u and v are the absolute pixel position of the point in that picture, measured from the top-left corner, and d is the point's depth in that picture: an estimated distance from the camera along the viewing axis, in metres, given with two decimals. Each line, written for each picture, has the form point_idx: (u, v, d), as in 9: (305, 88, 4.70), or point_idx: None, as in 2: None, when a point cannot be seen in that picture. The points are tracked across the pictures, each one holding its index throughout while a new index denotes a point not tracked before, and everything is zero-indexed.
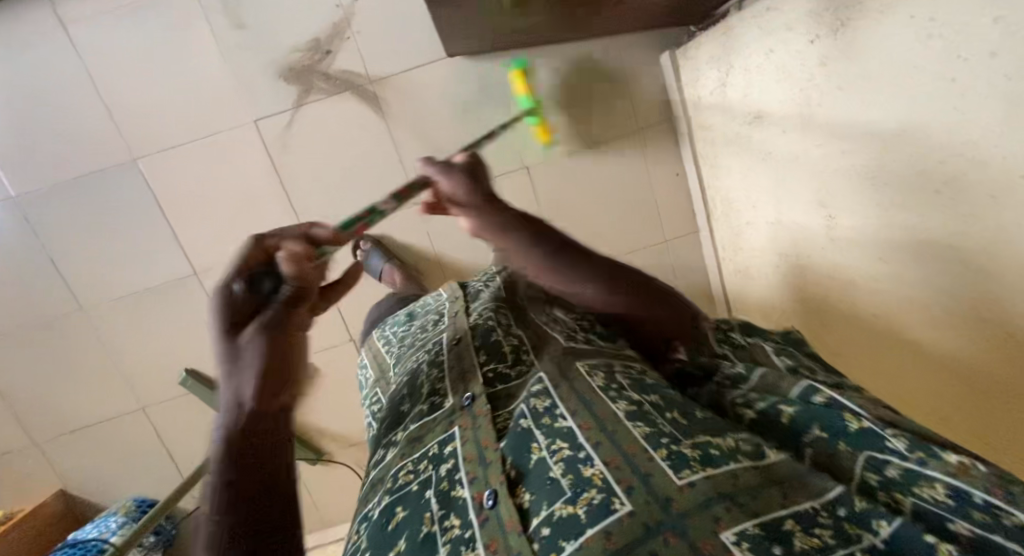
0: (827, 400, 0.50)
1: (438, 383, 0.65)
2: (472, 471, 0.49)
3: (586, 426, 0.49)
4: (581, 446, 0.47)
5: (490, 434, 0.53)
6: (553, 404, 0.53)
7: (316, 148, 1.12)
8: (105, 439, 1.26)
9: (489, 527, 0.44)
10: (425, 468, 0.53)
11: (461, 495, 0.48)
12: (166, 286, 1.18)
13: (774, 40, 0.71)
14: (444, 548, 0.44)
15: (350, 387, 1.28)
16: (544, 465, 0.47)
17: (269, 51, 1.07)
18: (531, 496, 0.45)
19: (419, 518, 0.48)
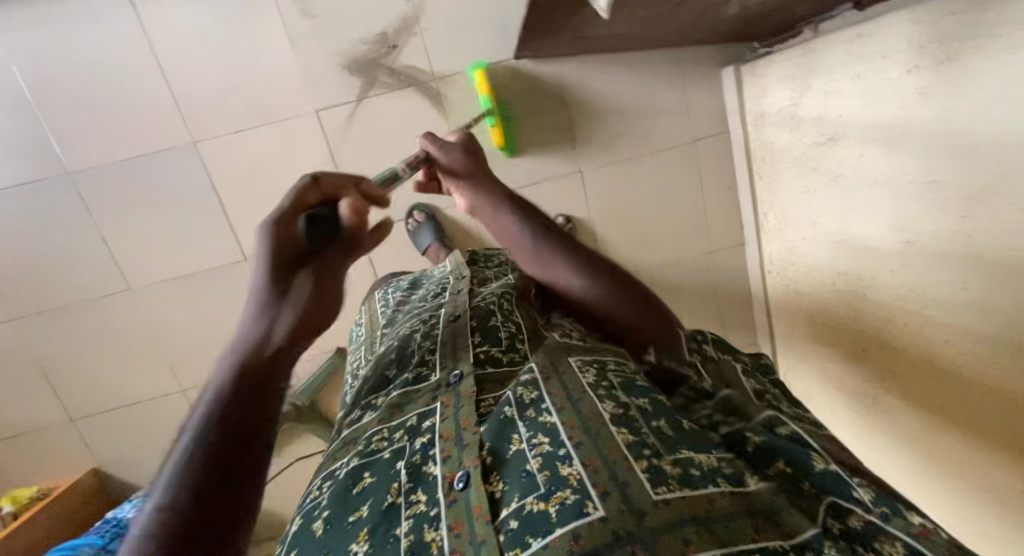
0: (791, 433, 0.52)
1: (428, 355, 0.69)
2: (448, 450, 0.52)
3: (569, 422, 0.50)
4: (563, 440, 0.48)
5: (471, 415, 0.56)
6: (540, 397, 0.54)
7: (376, 142, 1.13)
8: (142, 419, 1.26)
9: (456, 508, 0.45)
10: (401, 439, 0.56)
11: (432, 472, 0.50)
12: (215, 270, 1.18)
13: (864, 67, 0.73)
14: (405, 525, 0.45)
15: None
16: (522, 457, 0.48)
17: (336, 42, 1.07)
18: (502, 488, 0.46)
19: (386, 487, 0.50)
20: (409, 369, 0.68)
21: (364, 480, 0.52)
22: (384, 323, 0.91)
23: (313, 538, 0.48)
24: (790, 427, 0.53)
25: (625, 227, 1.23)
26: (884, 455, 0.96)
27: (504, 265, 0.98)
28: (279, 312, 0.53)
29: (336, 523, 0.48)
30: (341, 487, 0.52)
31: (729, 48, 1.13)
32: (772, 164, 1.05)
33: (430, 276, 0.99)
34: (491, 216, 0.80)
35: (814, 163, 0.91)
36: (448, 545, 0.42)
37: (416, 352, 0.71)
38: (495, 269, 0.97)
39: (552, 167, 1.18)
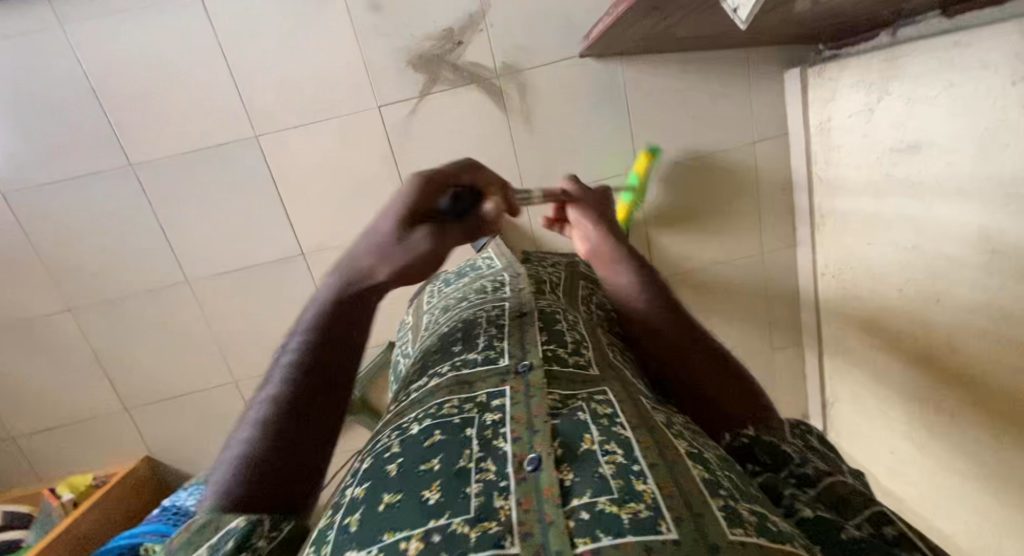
0: (898, 532, 0.46)
1: (496, 341, 0.62)
2: (518, 430, 0.46)
3: (647, 443, 0.44)
4: (636, 454, 0.43)
5: (544, 405, 0.49)
6: (615, 413, 0.49)
7: (437, 138, 1.13)
8: (195, 409, 1.28)
9: (527, 485, 0.40)
10: (470, 410, 0.50)
11: (501, 446, 0.44)
12: (271, 263, 1.19)
13: (957, 76, 0.75)
14: (475, 487, 0.40)
15: None
16: (591, 458, 0.42)
17: (402, 39, 1.06)
18: (575, 478, 0.40)
19: (456, 451, 0.44)
20: (475, 349, 0.61)
21: (435, 437, 0.46)
22: (437, 309, 0.84)
23: (385, 478, 0.43)
24: (898, 526, 0.46)
25: (679, 227, 1.22)
26: (940, 461, 0.97)
27: (562, 272, 0.90)
28: (392, 256, 0.59)
29: (410, 470, 0.43)
30: (414, 440, 0.47)
31: (793, 50, 1.13)
32: (837, 168, 1.06)
33: (486, 264, 0.92)
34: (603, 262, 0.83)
35: (889, 169, 0.93)
36: (515, 517, 0.37)
37: (481, 335, 0.64)
38: (551, 270, 0.90)
39: (611, 166, 1.17)
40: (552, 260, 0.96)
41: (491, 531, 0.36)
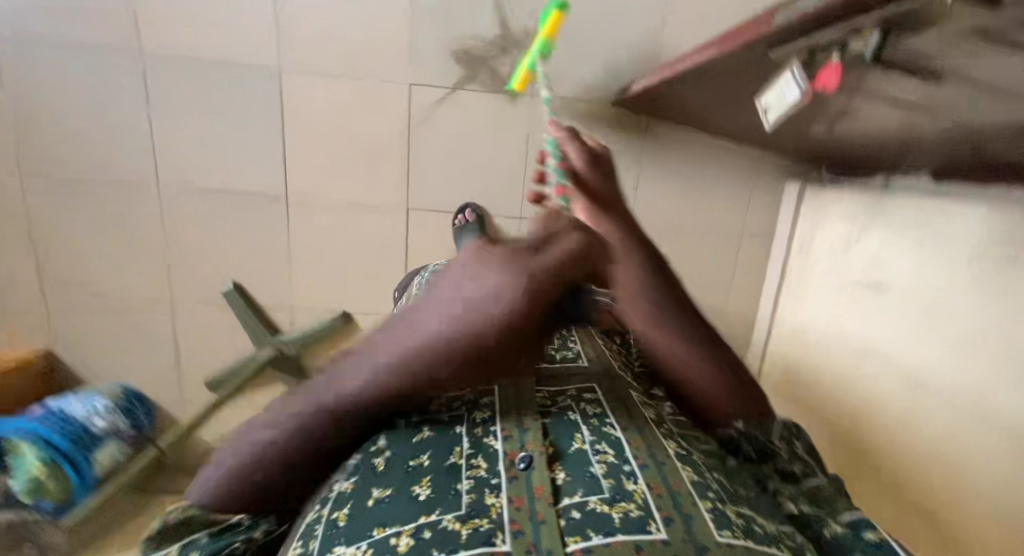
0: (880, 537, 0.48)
1: None
2: (507, 429, 0.46)
3: (633, 444, 0.45)
4: (626, 455, 0.44)
5: (534, 404, 0.50)
6: (604, 414, 0.50)
7: (455, 132, 1.14)
8: (117, 315, 1.20)
9: (518, 484, 0.39)
10: (458, 408, 0.50)
11: (492, 444, 0.44)
12: (250, 196, 1.15)
13: (927, 235, 0.83)
14: (464, 484, 0.39)
15: None
16: (583, 459, 0.43)
17: (454, 29, 1.08)
18: (567, 478, 0.40)
19: (448, 447, 0.44)
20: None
21: (423, 433, 0.46)
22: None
23: (371, 470, 0.42)
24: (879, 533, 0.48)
25: None
26: None
27: None
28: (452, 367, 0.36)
29: (397, 463, 0.42)
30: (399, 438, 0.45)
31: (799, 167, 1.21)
32: (806, 283, 1.14)
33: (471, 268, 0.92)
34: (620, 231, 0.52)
35: (849, 298, 1.00)
36: (508, 515, 0.36)
37: None
38: None
39: None
40: None
41: (481, 528, 0.35)
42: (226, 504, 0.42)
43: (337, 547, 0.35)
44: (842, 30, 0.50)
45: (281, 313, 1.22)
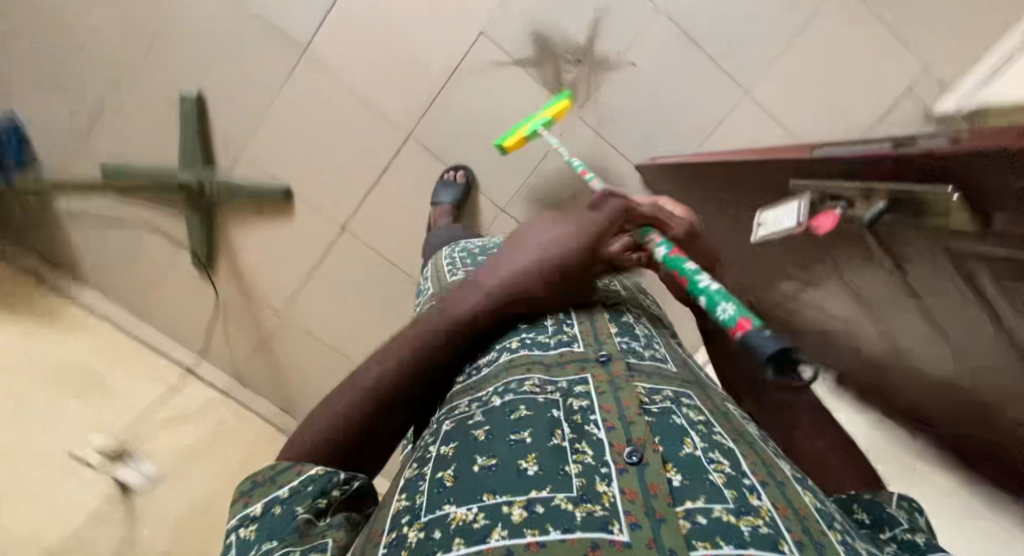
0: None
1: (563, 318, 0.58)
2: (610, 420, 0.43)
3: (749, 457, 0.40)
4: (744, 467, 0.39)
5: (633, 399, 0.45)
6: (710, 421, 0.44)
7: (492, 100, 1.12)
8: (61, 53, 1.07)
9: (629, 478, 0.37)
10: (551, 393, 0.47)
11: (596, 433, 0.42)
12: (268, 30, 1.07)
13: None
14: (573, 467, 0.38)
15: (292, 252, 1.17)
16: (697, 465, 0.38)
17: (545, 15, 1.09)
18: (684, 482, 0.37)
19: (547, 426, 0.42)
20: (546, 330, 0.55)
21: (522, 410, 0.44)
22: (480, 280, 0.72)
23: (474, 441, 0.42)
24: None
25: None
26: None
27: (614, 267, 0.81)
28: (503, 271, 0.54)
29: (500, 434, 0.42)
30: (500, 411, 0.45)
31: None
32: None
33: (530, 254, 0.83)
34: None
35: None
36: (621, 507, 0.34)
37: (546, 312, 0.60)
38: None
39: None
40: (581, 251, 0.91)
41: (597, 515, 0.34)
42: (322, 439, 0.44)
43: (447, 506, 0.36)
44: (861, 187, 0.55)
45: (225, 152, 1.12)
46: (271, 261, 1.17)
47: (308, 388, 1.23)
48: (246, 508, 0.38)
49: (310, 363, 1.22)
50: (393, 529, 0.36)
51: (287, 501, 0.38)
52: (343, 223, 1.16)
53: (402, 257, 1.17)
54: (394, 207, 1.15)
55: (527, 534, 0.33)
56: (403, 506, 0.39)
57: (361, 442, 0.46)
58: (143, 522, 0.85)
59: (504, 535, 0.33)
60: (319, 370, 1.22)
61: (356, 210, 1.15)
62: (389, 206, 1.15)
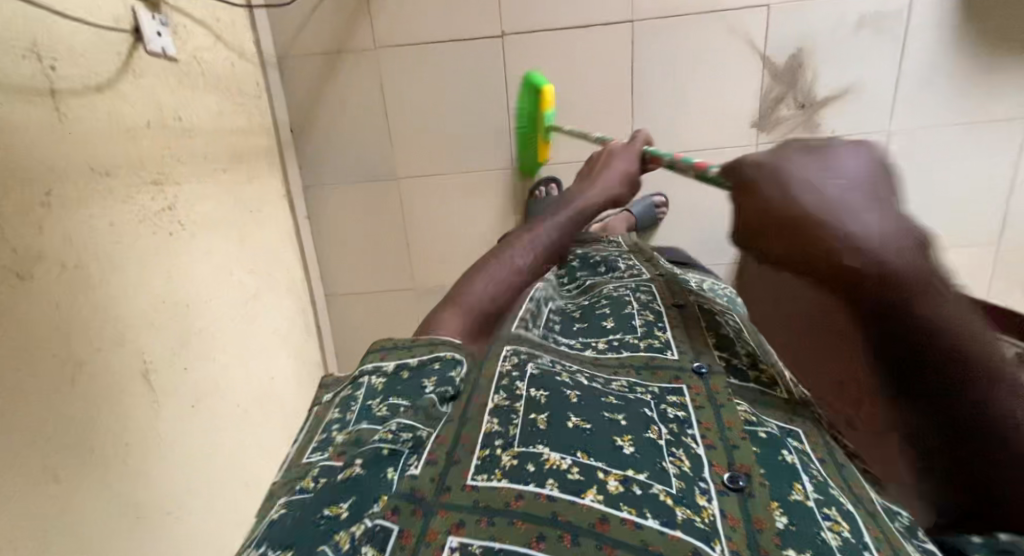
0: None
1: (658, 330, 0.59)
2: (709, 437, 0.41)
3: (875, 530, 0.36)
4: (866, 539, 0.34)
5: (737, 417, 0.43)
6: (830, 478, 0.40)
7: (717, 66, 1.03)
8: None
9: (730, 502, 0.36)
10: (644, 393, 0.47)
11: (695, 446, 0.40)
12: None
13: None
14: (672, 466, 0.37)
15: (439, 11, 1.00)
16: (809, 516, 0.35)
17: (824, 48, 1.02)
18: (792, 527, 0.34)
19: (645, 422, 0.41)
20: (635, 333, 0.59)
21: (612, 397, 0.44)
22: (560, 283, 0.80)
23: (567, 401, 0.42)
24: None
25: None
26: None
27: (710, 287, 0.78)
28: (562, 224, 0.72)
29: (591, 405, 0.42)
30: (590, 390, 0.45)
31: None
32: None
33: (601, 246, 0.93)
34: (921, 286, 0.33)
35: None
36: (723, 530, 0.33)
37: (641, 320, 0.62)
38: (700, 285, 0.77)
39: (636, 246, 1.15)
40: (700, 276, 0.84)
41: (697, 524, 0.33)
42: (461, 323, 0.55)
43: (540, 447, 0.37)
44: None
45: None
46: None
47: (329, 132, 1.08)
48: (382, 362, 0.50)
49: (353, 113, 1.06)
50: (485, 447, 0.38)
51: (415, 370, 0.48)
52: (505, 33, 1.01)
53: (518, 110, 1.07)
54: (556, 66, 1.04)
55: (624, 509, 0.33)
56: (494, 429, 0.40)
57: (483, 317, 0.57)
58: (139, 80, 0.64)
59: (600, 499, 0.33)
60: (353, 126, 1.07)
61: (526, 35, 1.02)
62: (554, 61, 1.03)
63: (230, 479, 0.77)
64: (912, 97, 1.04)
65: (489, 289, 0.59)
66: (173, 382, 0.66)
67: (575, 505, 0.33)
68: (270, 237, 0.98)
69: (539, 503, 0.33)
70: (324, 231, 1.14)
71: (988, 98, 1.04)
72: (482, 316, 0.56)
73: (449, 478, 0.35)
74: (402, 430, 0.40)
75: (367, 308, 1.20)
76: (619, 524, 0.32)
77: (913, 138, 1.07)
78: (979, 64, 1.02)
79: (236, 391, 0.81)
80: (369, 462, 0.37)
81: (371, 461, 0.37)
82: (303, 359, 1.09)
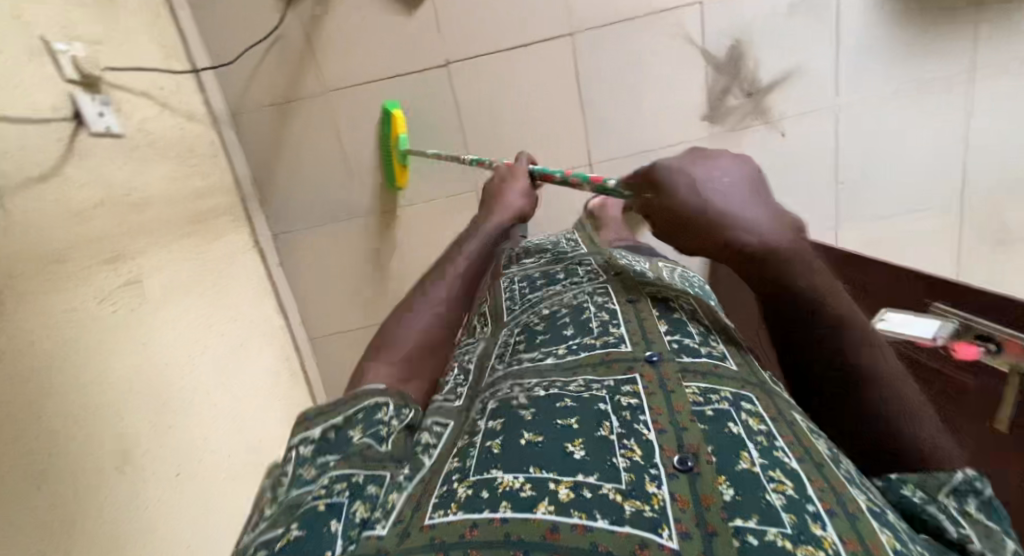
0: None
1: (611, 327, 0.58)
2: (660, 423, 0.41)
3: (817, 482, 0.35)
4: (809, 491, 0.34)
5: (686, 400, 0.44)
6: (772, 432, 0.40)
7: (659, 67, 1.05)
8: None
9: (680, 484, 0.35)
10: (598, 389, 0.48)
11: (647, 434, 0.40)
12: None
13: None
14: (623, 460, 0.37)
15: (380, 50, 1.02)
16: (754, 482, 0.35)
17: (760, 36, 1.04)
18: (737, 497, 0.33)
19: (596, 421, 0.42)
20: (590, 333, 0.58)
21: (567, 402, 0.45)
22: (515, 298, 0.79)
23: (522, 419, 0.44)
24: None
25: None
26: None
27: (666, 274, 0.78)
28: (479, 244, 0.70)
29: (543, 418, 0.43)
30: (545, 397, 0.47)
31: None
32: None
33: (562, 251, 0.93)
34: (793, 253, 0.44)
35: None
36: (673, 514, 0.33)
37: (595, 320, 0.61)
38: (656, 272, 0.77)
39: None
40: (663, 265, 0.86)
41: (646, 514, 0.33)
42: (390, 371, 0.51)
43: (494, 471, 0.38)
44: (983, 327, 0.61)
45: None
46: (351, 38, 1.01)
47: (290, 180, 1.09)
48: (309, 430, 0.43)
49: (310, 159, 1.08)
50: (445, 483, 0.39)
51: (343, 425, 0.43)
52: (448, 64, 1.03)
53: (473, 134, 1.08)
54: (502, 88, 1.05)
55: (574, 515, 0.32)
56: (454, 465, 0.41)
57: (419, 360, 0.54)
58: (84, 162, 0.65)
59: (551, 510, 0.33)
60: (312, 172, 1.09)
61: (469, 63, 1.04)
62: (499, 83, 1.05)
63: (228, 539, 0.78)
64: (853, 71, 1.06)
65: (413, 330, 0.56)
66: (153, 452, 0.66)
67: (527, 522, 0.32)
68: (243, 291, 0.98)
69: (493, 526, 0.32)
70: (298, 278, 1.15)
71: (924, 63, 1.06)
72: (416, 361, 0.54)
73: (411, 525, 0.34)
74: (337, 482, 0.38)
75: (351, 346, 1.21)
76: (570, 530, 0.31)
77: (863, 109, 1.09)
78: (910, 33, 1.05)
79: (224, 450, 0.81)
80: (306, 520, 0.34)
81: (307, 519, 0.34)
82: (292, 406, 1.10)
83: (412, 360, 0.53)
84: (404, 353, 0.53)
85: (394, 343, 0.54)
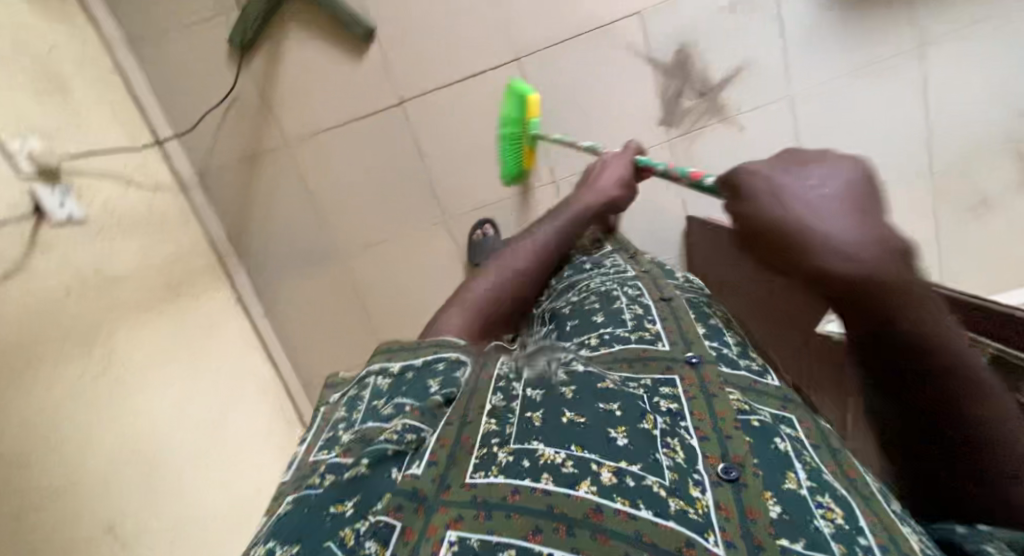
0: None
1: (646, 322, 0.58)
2: (703, 430, 0.40)
3: (867, 514, 0.35)
4: (859, 521, 0.34)
5: (728, 407, 0.42)
6: (820, 465, 0.39)
7: (610, 80, 1.07)
8: None
9: (725, 493, 0.34)
10: (638, 387, 0.45)
11: (688, 439, 0.38)
12: None
13: None
14: (665, 458, 0.35)
15: (334, 99, 1.05)
16: (801, 504, 0.34)
17: (705, 37, 1.05)
18: (784, 517, 0.32)
19: (638, 413, 0.40)
20: (625, 326, 0.58)
21: (609, 387, 0.43)
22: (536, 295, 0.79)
23: (562, 399, 0.41)
24: None
25: None
26: None
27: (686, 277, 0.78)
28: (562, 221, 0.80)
29: (587, 399, 0.41)
30: (588, 380, 0.44)
31: None
32: None
33: None
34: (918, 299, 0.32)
35: None
36: (717, 522, 0.31)
37: (629, 314, 0.60)
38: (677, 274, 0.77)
39: None
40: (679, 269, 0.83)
41: (690, 515, 0.31)
42: (462, 321, 0.63)
43: (536, 443, 0.36)
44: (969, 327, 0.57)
45: None
46: (307, 90, 1.04)
47: (266, 233, 1.12)
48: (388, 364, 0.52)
49: (282, 212, 1.10)
50: (482, 445, 0.37)
51: (418, 373, 0.50)
52: (402, 104, 1.06)
53: (436, 167, 1.09)
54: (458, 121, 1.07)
55: (618, 500, 0.31)
56: (493, 428, 0.39)
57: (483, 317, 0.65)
58: (45, 255, 0.68)
59: (594, 489, 0.31)
60: (286, 223, 1.11)
61: (422, 101, 1.06)
62: (454, 116, 1.07)
63: None
64: (803, 58, 1.07)
65: (485, 289, 0.69)
66: (141, 522, 0.69)
67: (569, 498, 0.31)
68: (227, 348, 1.01)
69: (534, 495, 0.31)
70: (286, 327, 1.18)
71: (874, 43, 1.06)
72: (480, 316, 0.65)
73: (449, 473, 0.34)
74: (405, 433, 0.39)
75: None
76: (614, 515, 0.30)
77: (819, 94, 1.09)
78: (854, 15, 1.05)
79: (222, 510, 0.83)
80: (375, 461, 0.37)
81: (375, 461, 0.37)
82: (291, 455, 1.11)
83: (478, 314, 0.65)
84: (474, 307, 0.66)
85: (472, 297, 0.67)
